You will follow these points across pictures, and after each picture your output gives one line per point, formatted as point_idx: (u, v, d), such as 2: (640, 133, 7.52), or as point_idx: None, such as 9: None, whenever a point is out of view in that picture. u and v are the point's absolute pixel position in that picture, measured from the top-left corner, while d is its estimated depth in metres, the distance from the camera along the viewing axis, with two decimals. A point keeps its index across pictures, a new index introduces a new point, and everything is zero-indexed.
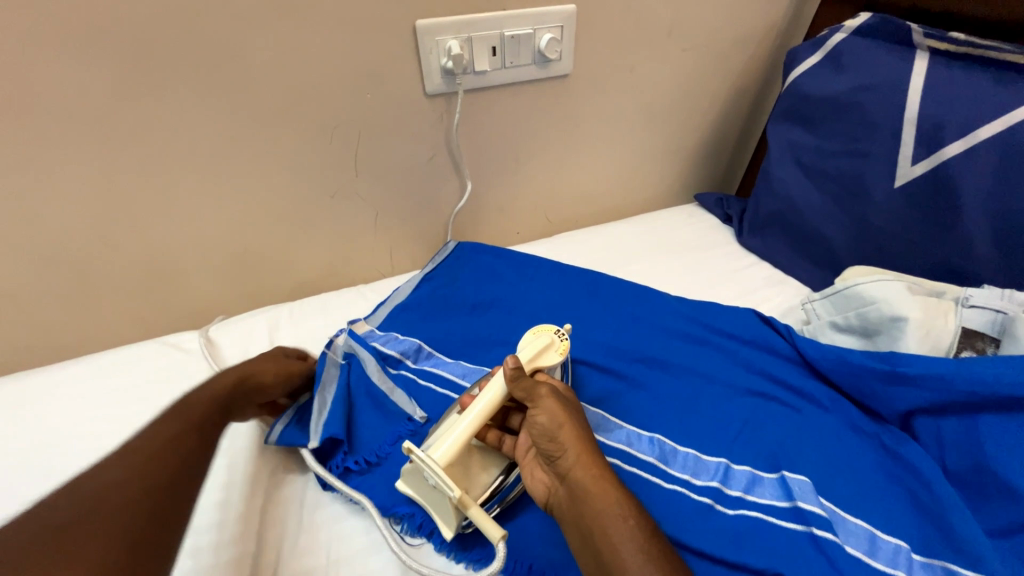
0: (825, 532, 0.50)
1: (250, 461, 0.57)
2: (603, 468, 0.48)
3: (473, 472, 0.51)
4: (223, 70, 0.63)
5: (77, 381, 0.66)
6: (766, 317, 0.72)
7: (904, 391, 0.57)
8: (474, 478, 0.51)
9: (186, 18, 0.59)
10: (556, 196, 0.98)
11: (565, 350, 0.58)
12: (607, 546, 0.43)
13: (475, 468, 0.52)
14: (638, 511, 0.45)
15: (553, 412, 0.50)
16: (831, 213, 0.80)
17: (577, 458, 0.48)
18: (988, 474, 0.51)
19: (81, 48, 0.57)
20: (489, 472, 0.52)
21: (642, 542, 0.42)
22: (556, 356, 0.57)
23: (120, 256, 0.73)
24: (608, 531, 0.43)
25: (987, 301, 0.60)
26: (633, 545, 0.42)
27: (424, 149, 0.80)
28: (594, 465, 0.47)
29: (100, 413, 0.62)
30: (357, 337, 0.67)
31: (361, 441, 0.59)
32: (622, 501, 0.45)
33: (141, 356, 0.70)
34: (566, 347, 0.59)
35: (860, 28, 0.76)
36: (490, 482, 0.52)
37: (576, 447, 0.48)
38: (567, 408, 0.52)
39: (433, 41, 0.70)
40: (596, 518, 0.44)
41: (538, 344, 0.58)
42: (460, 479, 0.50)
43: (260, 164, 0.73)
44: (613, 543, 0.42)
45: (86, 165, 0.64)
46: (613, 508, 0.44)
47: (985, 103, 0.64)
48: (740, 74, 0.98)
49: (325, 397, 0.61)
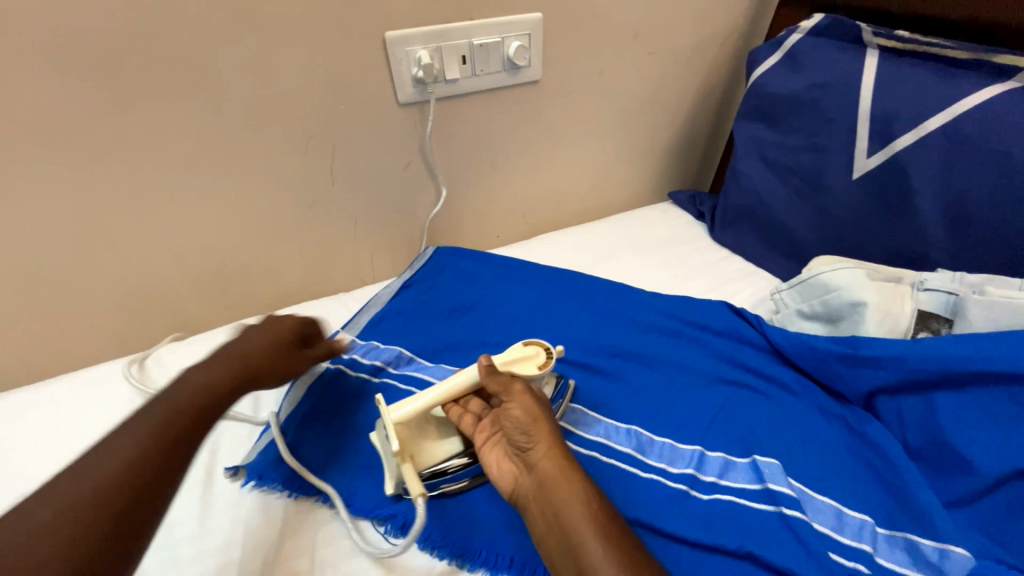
0: (794, 511, 0.52)
1: (205, 484, 0.56)
2: (574, 464, 0.49)
3: (424, 438, 0.57)
4: (194, 85, 0.64)
5: (51, 401, 0.65)
6: (738, 308, 0.75)
7: (865, 373, 0.60)
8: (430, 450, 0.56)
9: (154, 37, 0.60)
10: (532, 199, 1.00)
11: (547, 367, 0.57)
12: (574, 537, 0.44)
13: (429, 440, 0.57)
14: (606, 505, 0.46)
15: (526, 405, 0.52)
16: (795, 205, 0.83)
17: (547, 448, 0.49)
18: (945, 448, 0.54)
19: (50, 68, 0.58)
20: (445, 447, 0.56)
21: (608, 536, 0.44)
22: (534, 368, 0.57)
23: (94, 273, 0.73)
24: (576, 525, 0.44)
25: (940, 284, 0.63)
26: (599, 540, 0.43)
27: (400, 158, 0.82)
28: (565, 460, 0.49)
29: (90, 436, 0.61)
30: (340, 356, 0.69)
31: (336, 452, 0.59)
32: (592, 497, 0.46)
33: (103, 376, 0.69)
34: (548, 365, 0.57)
35: (814, 28, 0.80)
36: (445, 457, 0.56)
37: (545, 438, 0.50)
38: (541, 403, 0.53)
39: (403, 51, 0.72)
40: (563, 509, 0.45)
41: (523, 354, 0.57)
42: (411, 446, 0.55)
43: (234, 177, 0.73)
44: (580, 534, 0.44)
45: (59, 183, 0.65)
46: (582, 504, 0.45)
47: (930, 95, 0.67)
48: (707, 76, 1.01)
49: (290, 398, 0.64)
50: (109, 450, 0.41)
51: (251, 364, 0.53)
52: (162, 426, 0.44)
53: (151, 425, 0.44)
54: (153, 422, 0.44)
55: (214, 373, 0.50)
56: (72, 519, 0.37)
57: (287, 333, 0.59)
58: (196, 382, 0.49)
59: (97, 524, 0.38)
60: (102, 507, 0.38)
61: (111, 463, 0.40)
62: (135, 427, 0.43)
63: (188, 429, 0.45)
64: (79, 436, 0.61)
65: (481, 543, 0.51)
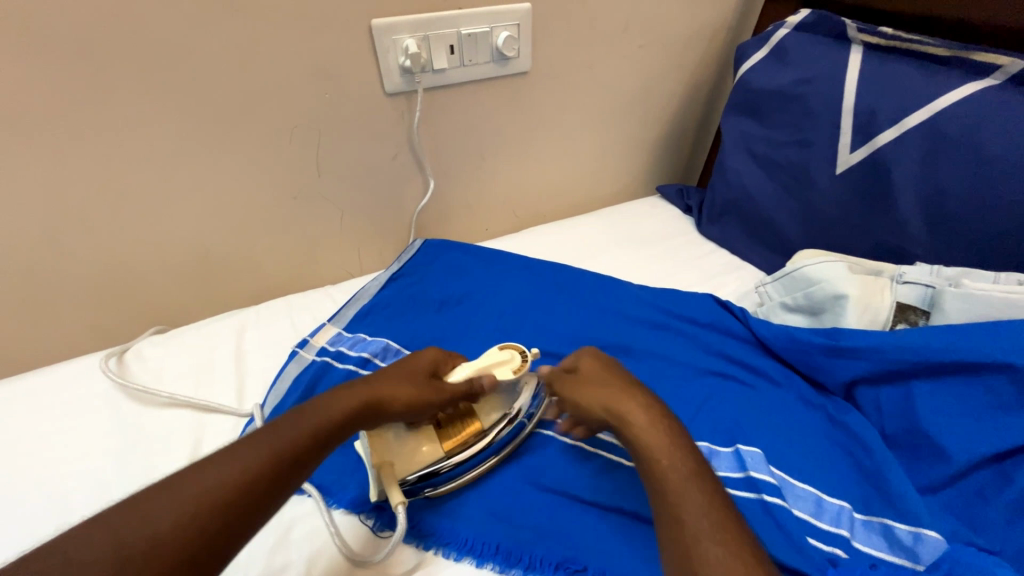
0: (774, 498, 0.53)
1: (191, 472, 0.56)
2: (664, 430, 0.50)
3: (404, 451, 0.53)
4: (173, 72, 0.63)
5: (29, 394, 0.64)
6: (724, 300, 0.75)
7: (846, 363, 0.61)
8: (411, 457, 0.53)
9: (130, 20, 0.58)
10: (522, 192, 1.00)
11: (522, 370, 0.56)
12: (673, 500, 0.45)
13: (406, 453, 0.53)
14: (698, 467, 0.47)
15: (600, 391, 0.54)
16: (780, 199, 0.85)
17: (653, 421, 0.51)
18: (921, 436, 0.55)
19: (19, 51, 0.56)
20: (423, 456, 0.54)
21: (707, 507, 0.43)
22: (510, 373, 0.56)
23: (72, 264, 0.72)
24: (672, 489, 0.45)
25: (919, 276, 0.64)
26: (692, 502, 0.44)
27: (388, 149, 0.81)
28: (655, 428, 0.50)
29: (72, 428, 0.60)
30: (326, 350, 0.68)
31: None
32: (681, 460, 0.47)
33: (81, 370, 0.67)
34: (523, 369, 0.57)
35: (801, 24, 0.81)
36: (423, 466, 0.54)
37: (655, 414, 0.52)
38: (615, 383, 0.55)
39: (390, 40, 0.71)
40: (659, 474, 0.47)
41: (498, 359, 0.57)
42: (387, 454, 0.53)
43: (216, 167, 0.72)
44: (675, 498, 0.45)
45: (32, 169, 0.63)
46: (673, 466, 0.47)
47: (911, 91, 0.68)
48: (696, 70, 1.02)
49: (277, 394, 0.63)
50: (228, 461, 0.42)
51: (374, 394, 0.51)
52: (279, 449, 0.44)
53: (274, 447, 0.44)
54: (276, 444, 0.44)
55: (343, 399, 0.49)
56: (177, 522, 0.38)
57: (421, 365, 0.56)
58: (329, 407, 0.48)
59: (188, 543, 0.37)
60: (196, 526, 0.38)
61: (228, 477, 0.41)
62: (262, 440, 0.44)
63: (301, 454, 0.45)
64: (60, 429, 0.60)
65: (468, 532, 0.51)
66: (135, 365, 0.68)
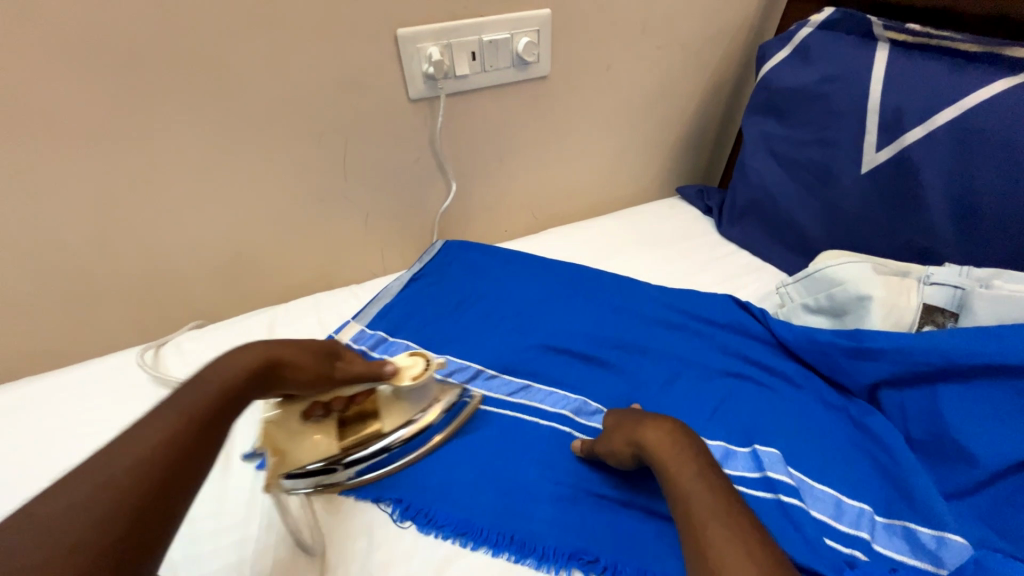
0: (792, 498, 0.53)
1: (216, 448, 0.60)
2: (678, 441, 0.51)
3: (300, 442, 0.53)
4: (214, 83, 0.67)
5: (49, 392, 0.68)
6: (743, 301, 0.75)
7: (868, 365, 0.61)
8: (301, 447, 0.53)
9: (176, 37, 0.63)
10: (540, 194, 1.01)
11: (420, 378, 0.57)
12: (693, 508, 0.44)
13: (299, 445, 0.53)
14: (713, 471, 0.47)
15: (620, 427, 0.55)
16: (802, 199, 0.84)
17: (653, 421, 0.53)
18: (947, 440, 0.54)
19: (80, 68, 0.61)
20: (318, 451, 0.54)
21: (710, 494, 0.45)
22: (406, 379, 0.57)
23: (120, 263, 0.77)
24: (689, 494, 0.45)
25: (947, 277, 0.62)
26: (706, 501, 0.44)
27: (411, 152, 0.84)
28: (670, 441, 0.51)
29: (90, 422, 0.64)
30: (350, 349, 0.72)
31: None
32: (696, 465, 0.48)
33: (127, 363, 0.72)
34: (422, 377, 0.58)
35: (825, 22, 0.80)
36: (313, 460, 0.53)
37: (653, 416, 0.54)
38: (633, 415, 0.56)
39: (414, 48, 0.73)
40: (679, 485, 0.47)
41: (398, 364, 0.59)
42: (282, 444, 0.51)
43: (251, 172, 0.76)
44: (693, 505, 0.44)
45: (84, 172, 0.68)
46: (689, 473, 0.47)
47: (940, 89, 0.67)
48: (716, 71, 1.01)
49: None
50: (134, 437, 0.39)
51: (264, 364, 0.49)
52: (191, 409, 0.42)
53: (180, 411, 0.42)
54: (182, 410, 0.42)
55: (237, 363, 0.48)
56: (101, 491, 0.36)
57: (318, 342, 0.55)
58: (225, 371, 0.46)
59: (125, 508, 0.35)
60: (127, 501, 0.36)
61: (144, 442, 0.39)
62: (170, 406, 0.42)
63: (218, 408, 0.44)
64: (75, 425, 0.64)
65: (485, 521, 0.53)
66: (176, 356, 0.73)
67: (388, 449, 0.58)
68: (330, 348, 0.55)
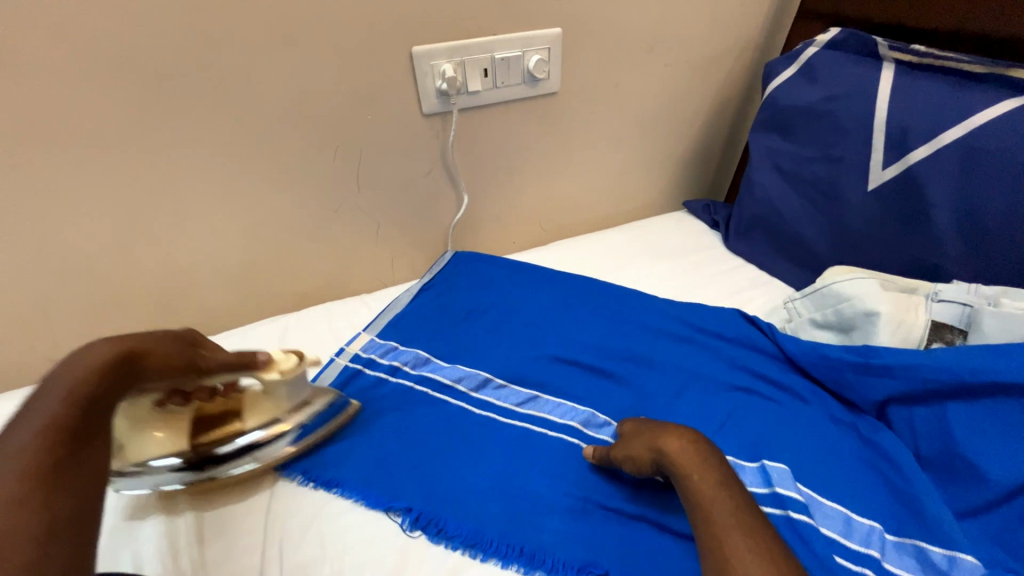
0: (801, 515, 0.53)
1: None
2: (700, 449, 0.51)
3: (145, 441, 0.54)
4: (236, 97, 0.70)
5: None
6: (750, 316, 0.75)
7: (877, 382, 0.61)
8: (149, 443, 0.54)
9: (201, 54, 0.65)
10: (549, 207, 1.03)
11: (282, 371, 0.57)
12: (716, 518, 0.45)
13: (146, 442, 0.54)
14: (735, 482, 0.48)
15: (640, 434, 0.55)
16: (809, 215, 0.84)
17: (674, 430, 0.53)
18: (958, 458, 0.54)
19: (109, 82, 0.64)
20: (166, 448, 0.54)
21: (734, 506, 0.46)
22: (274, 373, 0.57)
23: (137, 269, 0.79)
24: (711, 503, 0.46)
25: (955, 295, 0.63)
26: (729, 512, 0.45)
27: (423, 165, 0.85)
28: (692, 449, 0.51)
29: None
30: (360, 357, 0.72)
31: (337, 459, 0.60)
32: (719, 475, 0.49)
33: None
34: (285, 372, 0.57)
35: (831, 42, 0.81)
36: (159, 457, 0.54)
37: (673, 425, 0.55)
38: (652, 423, 0.56)
39: (429, 65, 0.76)
40: (701, 494, 0.48)
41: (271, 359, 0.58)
42: (123, 438, 0.53)
43: (267, 182, 0.78)
44: (717, 515, 0.45)
45: (109, 181, 0.70)
46: (713, 482, 0.48)
47: (945, 109, 0.68)
48: (723, 88, 1.03)
49: None
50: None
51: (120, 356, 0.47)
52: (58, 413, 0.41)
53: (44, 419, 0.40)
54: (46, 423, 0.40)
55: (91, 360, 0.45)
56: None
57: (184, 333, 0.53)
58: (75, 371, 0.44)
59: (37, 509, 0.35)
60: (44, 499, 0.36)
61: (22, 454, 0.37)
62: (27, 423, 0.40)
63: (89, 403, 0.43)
64: None
65: (495, 532, 0.53)
66: None
67: (255, 446, 0.57)
68: (195, 338, 0.54)
